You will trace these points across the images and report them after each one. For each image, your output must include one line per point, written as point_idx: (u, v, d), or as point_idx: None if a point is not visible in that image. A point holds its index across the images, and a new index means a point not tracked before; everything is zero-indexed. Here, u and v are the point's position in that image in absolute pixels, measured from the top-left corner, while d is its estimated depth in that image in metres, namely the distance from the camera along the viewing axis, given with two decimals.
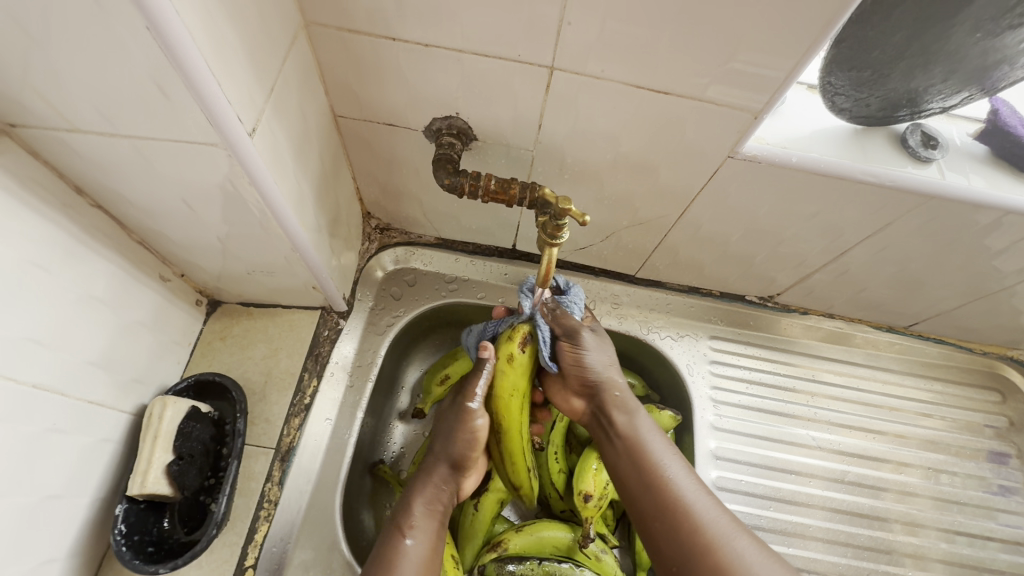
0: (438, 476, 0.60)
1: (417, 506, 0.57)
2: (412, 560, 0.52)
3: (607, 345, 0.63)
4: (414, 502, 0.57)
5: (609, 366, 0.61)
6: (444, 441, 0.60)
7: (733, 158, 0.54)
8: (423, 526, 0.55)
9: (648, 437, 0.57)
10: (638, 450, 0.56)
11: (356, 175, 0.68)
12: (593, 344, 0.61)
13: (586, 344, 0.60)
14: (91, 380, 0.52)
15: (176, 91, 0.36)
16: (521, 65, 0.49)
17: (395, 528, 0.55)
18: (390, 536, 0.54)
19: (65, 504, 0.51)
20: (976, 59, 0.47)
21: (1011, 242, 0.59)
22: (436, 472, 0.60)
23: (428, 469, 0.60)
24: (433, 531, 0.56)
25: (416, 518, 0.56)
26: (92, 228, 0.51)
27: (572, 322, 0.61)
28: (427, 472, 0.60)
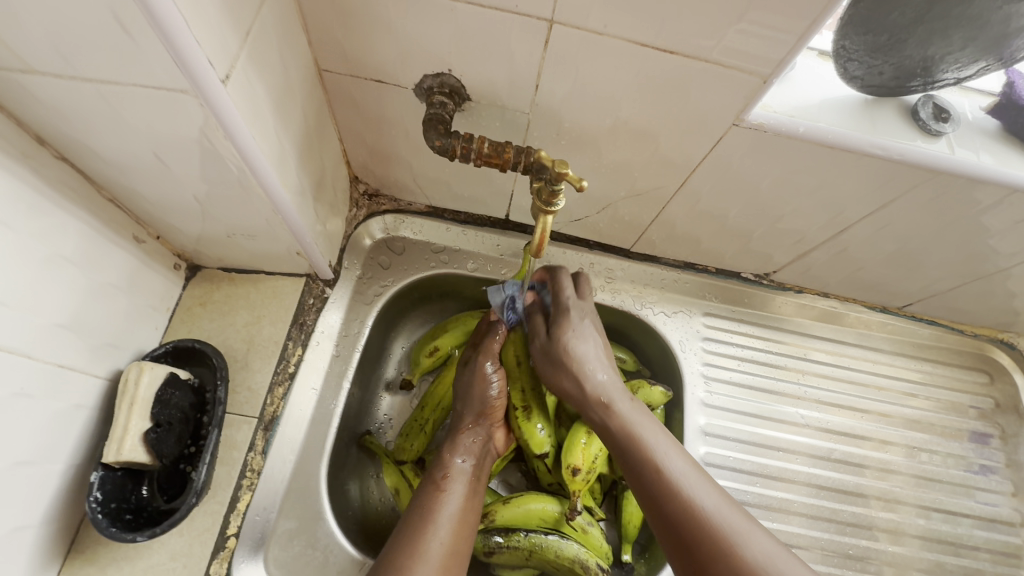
0: (471, 432, 0.62)
1: (456, 459, 0.60)
2: (448, 513, 0.54)
3: (565, 337, 0.59)
4: (453, 458, 0.60)
5: (578, 361, 0.58)
6: (465, 402, 0.63)
7: (738, 127, 0.52)
8: (461, 481, 0.58)
9: (668, 460, 0.52)
10: (658, 472, 0.51)
11: (343, 137, 0.64)
12: (547, 346, 0.60)
13: (541, 351, 0.61)
14: (62, 343, 0.50)
15: (139, 28, 0.33)
16: (518, 18, 0.45)
17: (437, 483, 0.57)
18: (429, 491, 0.56)
19: (38, 470, 0.49)
20: (996, 25, 0.45)
21: (1012, 222, 0.58)
22: (469, 428, 0.62)
23: (460, 431, 0.62)
24: (467, 488, 0.58)
25: (454, 472, 0.58)
26: (57, 181, 0.48)
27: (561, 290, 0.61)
28: (460, 432, 0.62)
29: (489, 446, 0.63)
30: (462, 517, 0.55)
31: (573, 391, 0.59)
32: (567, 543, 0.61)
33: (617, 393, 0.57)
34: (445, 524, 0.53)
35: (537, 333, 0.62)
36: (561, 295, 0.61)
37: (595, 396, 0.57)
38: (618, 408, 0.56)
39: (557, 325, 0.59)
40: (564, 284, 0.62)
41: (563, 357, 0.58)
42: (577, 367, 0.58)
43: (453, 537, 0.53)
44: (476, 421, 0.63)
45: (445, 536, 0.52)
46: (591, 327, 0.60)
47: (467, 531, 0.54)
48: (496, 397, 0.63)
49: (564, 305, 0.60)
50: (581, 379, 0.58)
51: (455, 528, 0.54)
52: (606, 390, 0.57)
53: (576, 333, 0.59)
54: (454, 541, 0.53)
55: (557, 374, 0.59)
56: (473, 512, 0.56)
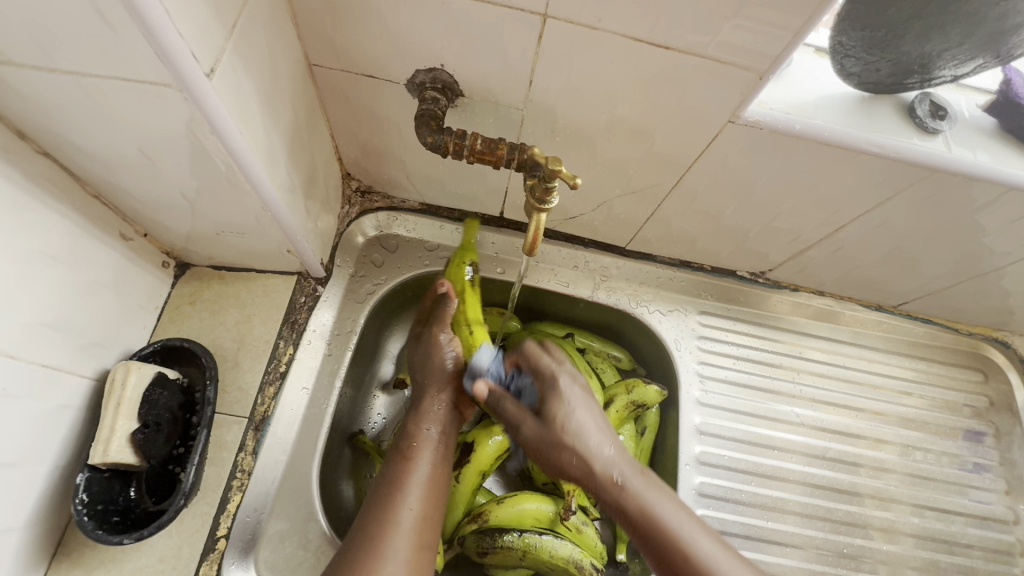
0: (437, 399, 0.61)
1: (423, 428, 0.59)
2: (416, 483, 0.54)
3: (557, 411, 0.55)
4: (420, 428, 0.59)
5: (572, 432, 0.54)
6: (426, 371, 0.63)
7: (734, 124, 0.51)
8: (428, 448, 0.58)
9: (682, 529, 0.50)
10: (671, 537, 0.50)
11: (334, 133, 0.64)
12: (541, 432, 0.55)
13: (531, 439, 0.56)
14: (46, 342, 0.49)
15: (118, 19, 0.32)
16: (511, 12, 0.45)
17: (404, 454, 0.57)
18: (397, 463, 0.56)
19: (22, 472, 0.48)
20: (994, 21, 0.45)
21: (1008, 221, 0.58)
22: (434, 395, 0.61)
23: (426, 399, 0.61)
24: (435, 455, 0.57)
25: (422, 440, 0.58)
26: (40, 177, 0.47)
27: (543, 366, 0.58)
28: (426, 399, 0.61)
29: (456, 411, 0.62)
30: (431, 485, 0.55)
31: (578, 470, 0.54)
32: (561, 543, 0.61)
33: (627, 467, 0.53)
34: (413, 493, 0.54)
35: (525, 423, 0.56)
36: (539, 365, 0.59)
37: (605, 475, 0.53)
38: (631, 485, 0.52)
39: (549, 404, 0.56)
40: (538, 356, 0.59)
41: (555, 438, 0.54)
42: (578, 441, 0.54)
43: (422, 505, 0.53)
44: (440, 387, 0.61)
45: (415, 505, 0.53)
46: (581, 391, 0.57)
47: (436, 497, 0.55)
48: (456, 365, 0.62)
49: (548, 376, 0.57)
50: (585, 455, 0.53)
51: (424, 496, 0.54)
52: (614, 464, 0.53)
53: (570, 406, 0.55)
54: (423, 508, 0.53)
55: (558, 458, 0.55)
56: (442, 478, 0.57)
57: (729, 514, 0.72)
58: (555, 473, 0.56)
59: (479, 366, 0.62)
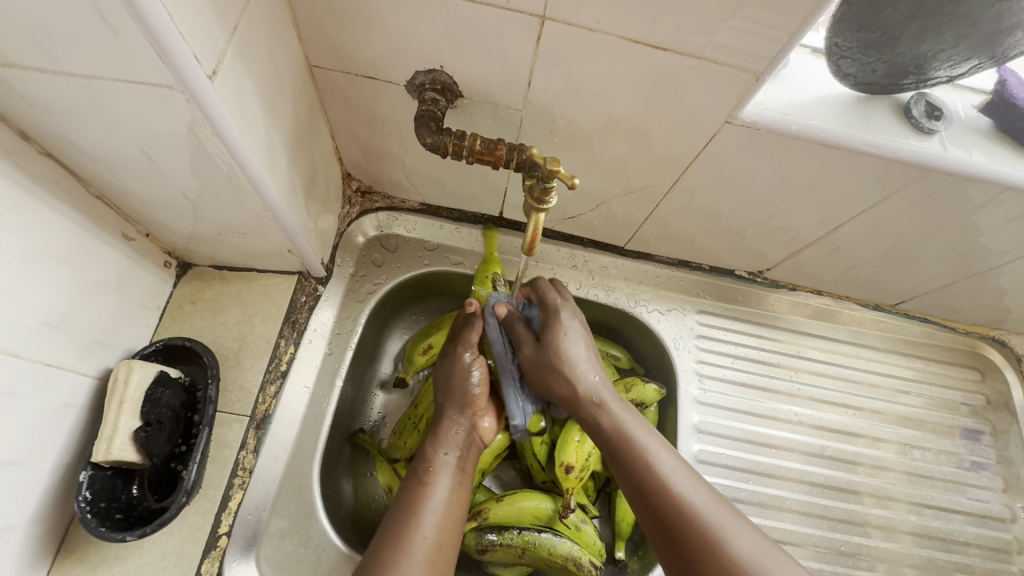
0: (455, 421, 0.61)
1: (440, 453, 0.58)
2: (432, 509, 0.53)
3: (557, 339, 0.57)
4: (437, 452, 0.58)
5: (566, 360, 0.57)
6: (447, 393, 0.62)
7: (731, 125, 0.52)
8: (445, 473, 0.56)
9: (660, 461, 0.50)
10: (651, 470, 0.50)
11: (334, 133, 0.64)
12: (539, 354, 0.59)
13: (530, 360, 0.60)
14: (50, 341, 0.50)
15: (121, 22, 0.33)
16: (510, 14, 0.45)
17: (419, 478, 0.56)
18: (412, 487, 0.55)
19: (25, 470, 0.49)
20: (989, 23, 0.45)
21: (1004, 220, 0.58)
22: (452, 418, 0.61)
23: (444, 421, 0.61)
24: (453, 481, 0.56)
25: (439, 466, 0.57)
26: (43, 178, 0.47)
27: (548, 295, 0.61)
28: (445, 422, 0.61)
29: (474, 437, 0.61)
30: (446, 510, 0.54)
31: (566, 392, 0.57)
32: (560, 540, 0.61)
33: (608, 392, 0.56)
34: (429, 519, 0.52)
35: (527, 345, 0.60)
36: (547, 299, 0.61)
37: (588, 397, 0.55)
38: (611, 408, 0.55)
39: (549, 329, 0.58)
40: (548, 292, 0.62)
41: (549, 360, 0.57)
42: (568, 367, 0.57)
43: (438, 532, 0.52)
44: (459, 410, 0.61)
45: (429, 531, 0.51)
46: (580, 327, 0.59)
47: (453, 524, 0.53)
48: (477, 386, 0.62)
49: (553, 308, 0.60)
50: (572, 378, 0.56)
51: (441, 522, 0.52)
52: (598, 389, 0.56)
53: (567, 333, 0.58)
54: (439, 535, 0.51)
55: (549, 379, 0.58)
56: (458, 504, 0.55)
57: None
58: (547, 392, 0.59)
59: (491, 300, 0.65)
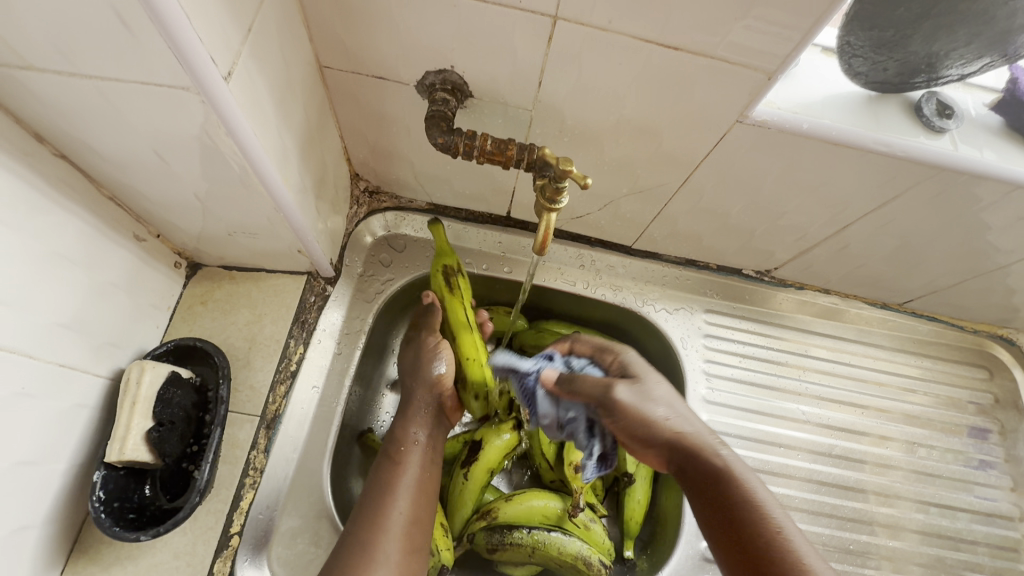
0: (422, 402, 0.63)
1: (410, 432, 0.62)
2: (406, 486, 0.57)
3: (634, 375, 0.56)
4: (408, 432, 0.62)
5: (660, 398, 0.54)
6: (415, 375, 0.64)
7: (742, 124, 0.52)
8: (416, 452, 0.60)
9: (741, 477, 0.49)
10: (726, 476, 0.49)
11: (343, 134, 0.64)
12: (620, 431, 0.54)
13: (623, 403, 0.54)
14: (64, 342, 0.50)
15: (139, 23, 0.33)
16: (522, 14, 0.45)
17: (393, 458, 0.60)
18: (385, 465, 0.59)
19: (40, 470, 0.49)
20: (1002, 21, 0.45)
21: (1014, 219, 0.58)
22: (421, 399, 0.64)
23: (412, 401, 0.64)
24: (423, 458, 0.60)
25: (409, 444, 0.61)
26: (56, 179, 0.47)
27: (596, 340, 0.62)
28: (413, 402, 0.64)
29: (441, 415, 0.65)
30: (420, 486, 0.58)
31: (671, 432, 0.52)
32: (570, 539, 0.61)
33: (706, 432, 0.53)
34: (402, 496, 0.56)
35: (613, 387, 0.54)
36: (599, 344, 0.61)
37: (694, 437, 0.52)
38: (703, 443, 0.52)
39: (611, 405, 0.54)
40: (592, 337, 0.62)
41: (648, 399, 0.54)
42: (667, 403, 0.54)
43: (413, 506, 0.56)
44: (426, 390, 0.64)
45: (405, 508, 0.55)
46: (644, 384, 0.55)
47: (425, 499, 0.57)
48: (445, 370, 0.64)
49: (610, 349, 0.60)
50: (675, 417, 0.53)
51: (414, 497, 0.57)
52: (705, 434, 0.53)
53: (634, 402, 0.54)
54: (413, 511, 0.56)
55: (648, 420, 0.53)
56: (430, 479, 0.60)
57: None
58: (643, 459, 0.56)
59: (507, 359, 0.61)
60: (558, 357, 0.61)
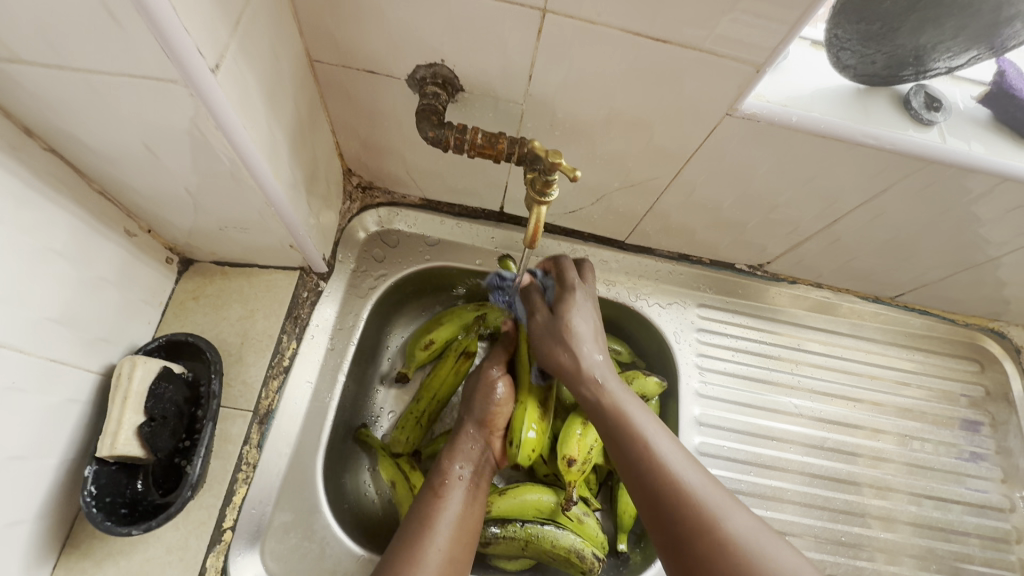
0: (469, 437, 0.63)
1: (454, 466, 0.60)
2: (446, 520, 0.54)
3: (566, 312, 0.60)
4: (452, 465, 0.60)
5: (575, 336, 0.59)
6: (467, 408, 0.65)
7: (731, 117, 0.52)
8: (459, 488, 0.58)
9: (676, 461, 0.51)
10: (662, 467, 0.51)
11: (335, 129, 0.64)
12: (550, 322, 0.61)
13: (540, 328, 0.62)
14: (54, 336, 0.50)
15: (124, 13, 0.33)
16: (511, 7, 0.45)
17: (435, 490, 0.57)
18: (428, 498, 0.57)
19: (31, 465, 0.49)
20: (988, 14, 0.46)
21: (1003, 211, 0.59)
22: (468, 433, 0.63)
23: (460, 436, 0.63)
24: (467, 494, 0.58)
25: (453, 479, 0.59)
26: (46, 173, 0.47)
27: (568, 271, 0.63)
28: (461, 436, 0.63)
29: (487, 454, 0.63)
30: (460, 522, 0.55)
31: (568, 365, 0.59)
32: (563, 533, 0.62)
33: (609, 373, 0.59)
34: (443, 531, 0.53)
35: (539, 313, 0.63)
36: (566, 276, 0.63)
37: (591, 373, 0.58)
38: (610, 387, 0.57)
39: (562, 301, 0.61)
40: (567, 269, 0.63)
41: (557, 330, 0.60)
42: (575, 341, 0.59)
43: (451, 543, 0.53)
44: (475, 426, 0.64)
45: (443, 544, 0.52)
46: (591, 308, 0.62)
47: (466, 538, 0.54)
48: (502, 401, 0.64)
49: (569, 284, 0.62)
50: (577, 354, 0.59)
51: (454, 533, 0.54)
52: (599, 368, 0.59)
53: (577, 308, 0.61)
54: (451, 547, 0.53)
55: (555, 350, 0.60)
56: (471, 519, 0.56)
57: None
58: (551, 366, 0.62)
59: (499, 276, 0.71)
60: (539, 274, 0.67)
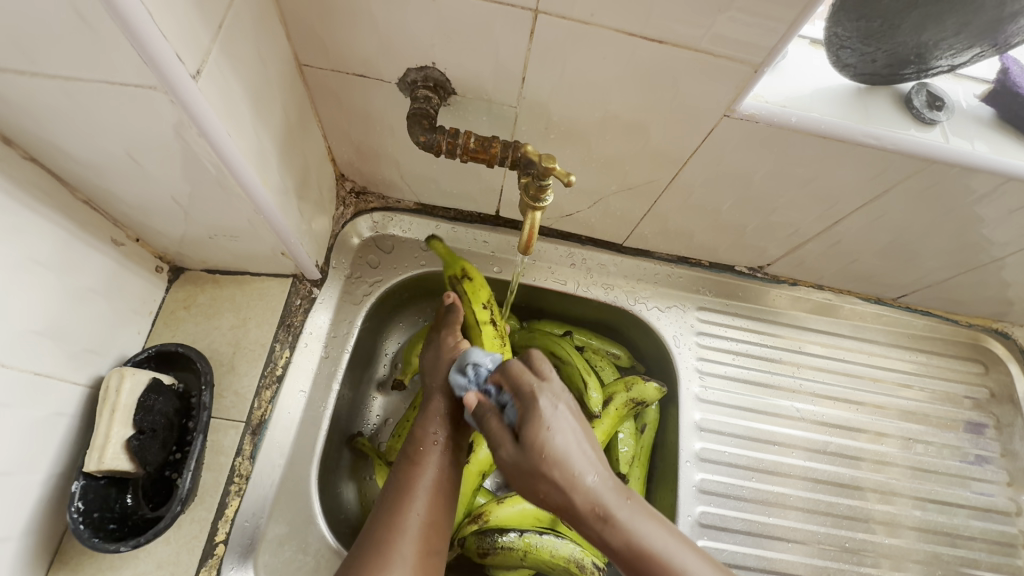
0: (442, 399, 0.57)
1: (429, 431, 0.55)
2: (424, 487, 0.51)
3: (535, 438, 0.47)
4: (426, 431, 0.55)
5: (555, 462, 0.46)
6: (433, 374, 0.59)
7: (730, 118, 0.51)
8: (436, 452, 0.54)
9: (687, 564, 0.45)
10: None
11: (326, 133, 0.63)
12: (518, 458, 0.48)
13: (507, 464, 0.49)
14: (38, 350, 0.49)
15: (97, 17, 0.32)
16: (502, 8, 0.44)
17: (410, 458, 0.53)
18: (403, 467, 0.53)
19: (17, 480, 0.48)
20: (992, 10, 0.44)
21: (1008, 211, 0.57)
22: (440, 396, 0.57)
23: (431, 402, 0.57)
24: (444, 458, 0.54)
25: (428, 444, 0.54)
26: (26, 183, 0.46)
27: (525, 378, 0.51)
28: (431, 400, 0.57)
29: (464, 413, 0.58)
30: (438, 488, 0.52)
31: (555, 498, 0.47)
32: (563, 542, 0.61)
33: (612, 495, 0.47)
34: (421, 497, 0.51)
35: (504, 445, 0.49)
36: (521, 386, 0.51)
37: (588, 507, 0.46)
38: (615, 516, 0.46)
39: (529, 426, 0.48)
40: (522, 376, 0.51)
41: (531, 466, 0.47)
42: (558, 469, 0.47)
43: (431, 508, 0.51)
44: (445, 392, 0.57)
45: (422, 511, 0.50)
46: (567, 413, 0.50)
47: (445, 501, 0.52)
48: None
49: (529, 398, 0.49)
50: (567, 487, 0.47)
51: (431, 499, 0.51)
52: (600, 493, 0.47)
53: (549, 426, 0.48)
54: (429, 513, 0.50)
55: (533, 485, 0.48)
56: (452, 483, 0.53)
57: (729, 511, 0.71)
58: (532, 498, 0.50)
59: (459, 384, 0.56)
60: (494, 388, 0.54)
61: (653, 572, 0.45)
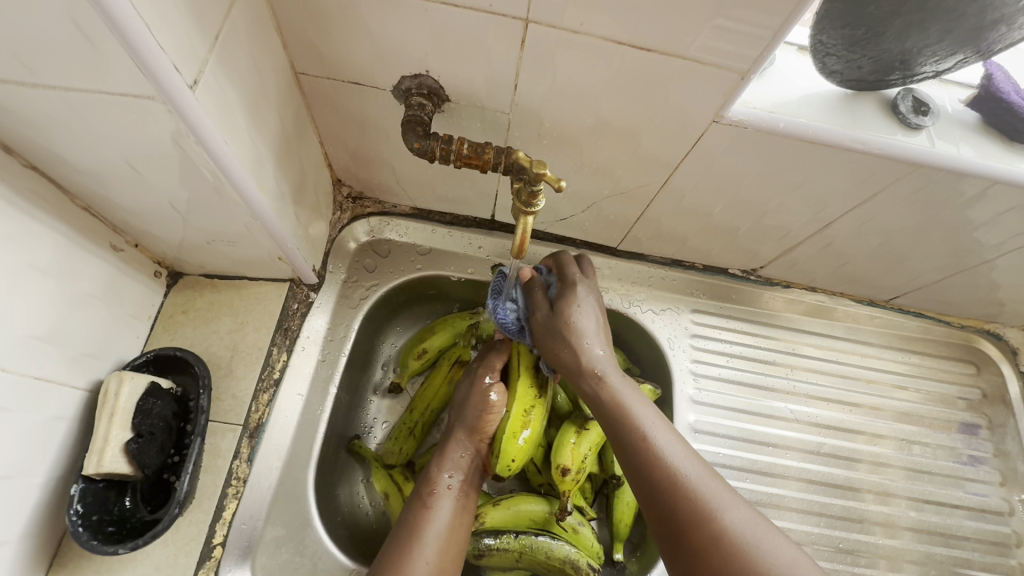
0: (460, 444, 0.60)
1: (443, 475, 0.57)
2: (435, 532, 0.52)
3: (569, 307, 0.55)
4: (441, 474, 0.57)
5: (577, 332, 0.54)
6: (457, 414, 0.62)
7: (719, 123, 0.52)
8: (449, 498, 0.56)
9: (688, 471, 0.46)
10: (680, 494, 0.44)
11: (323, 140, 0.64)
12: (548, 318, 0.55)
13: (540, 323, 0.56)
14: (38, 354, 0.49)
15: (97, 31, 0.33)
16: (493, 17, 0.45)
17: (423, 500, 0.55)
18: (415, 508, 0.54)
19: (16, 484, 0.49)
20: (973, 17, 0.45)
21: (996, 214, 0.58)
22: (458, 440, 0.60)
23: (450, 441, 0.60)
24: (455, 503, 0.56)
25: (442, 488, 0.56)
26: (26, 190, 0.47)
27: (570, 268, 0.58)
28: (449, 442, 0.60)
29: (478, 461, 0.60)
30: (448, 534, 0.53)
31: (568, 361, 0.54)
32: (557, 544, 0.61)
33: (612, 369, 0.53)
34: (431, 542, 0.51)
35: (538, 306, 0.57)
36: (567, 272, 0.58)
37: (592, 371, 0.53)
38: (612, 382, 0.53)
39: (565, 299, 0.55)
40: (569, 264, 0.59)
41: (560, 327, 0.54)
42: (577, 336, 0.54)
43: (440, 555, 0.51)
44: (467, 432, 0.60)
45: (431, 556, 0.50)
46: (596, 304, 0.57)
47: (454, 549, 0.52)
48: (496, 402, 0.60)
49: (570, 281, 0.56)
50: (580, 351, 0.54)
51: (441, 545, 0.51)
52: (602, 363, 0.54)
53: (581, 305, 0.55)
54: (439, 560, 0.50)
55: (552, 347, 0.55)
56: (461, 530, 0.54)
57: None
58: (549, 361, 0.56)
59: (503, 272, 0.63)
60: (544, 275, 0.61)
61: (650, 464, 0.47)
